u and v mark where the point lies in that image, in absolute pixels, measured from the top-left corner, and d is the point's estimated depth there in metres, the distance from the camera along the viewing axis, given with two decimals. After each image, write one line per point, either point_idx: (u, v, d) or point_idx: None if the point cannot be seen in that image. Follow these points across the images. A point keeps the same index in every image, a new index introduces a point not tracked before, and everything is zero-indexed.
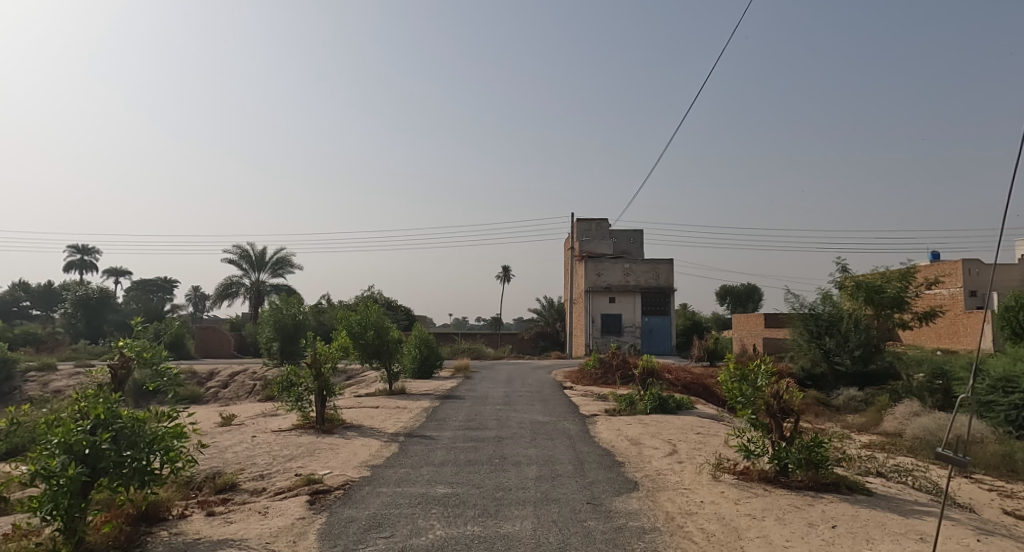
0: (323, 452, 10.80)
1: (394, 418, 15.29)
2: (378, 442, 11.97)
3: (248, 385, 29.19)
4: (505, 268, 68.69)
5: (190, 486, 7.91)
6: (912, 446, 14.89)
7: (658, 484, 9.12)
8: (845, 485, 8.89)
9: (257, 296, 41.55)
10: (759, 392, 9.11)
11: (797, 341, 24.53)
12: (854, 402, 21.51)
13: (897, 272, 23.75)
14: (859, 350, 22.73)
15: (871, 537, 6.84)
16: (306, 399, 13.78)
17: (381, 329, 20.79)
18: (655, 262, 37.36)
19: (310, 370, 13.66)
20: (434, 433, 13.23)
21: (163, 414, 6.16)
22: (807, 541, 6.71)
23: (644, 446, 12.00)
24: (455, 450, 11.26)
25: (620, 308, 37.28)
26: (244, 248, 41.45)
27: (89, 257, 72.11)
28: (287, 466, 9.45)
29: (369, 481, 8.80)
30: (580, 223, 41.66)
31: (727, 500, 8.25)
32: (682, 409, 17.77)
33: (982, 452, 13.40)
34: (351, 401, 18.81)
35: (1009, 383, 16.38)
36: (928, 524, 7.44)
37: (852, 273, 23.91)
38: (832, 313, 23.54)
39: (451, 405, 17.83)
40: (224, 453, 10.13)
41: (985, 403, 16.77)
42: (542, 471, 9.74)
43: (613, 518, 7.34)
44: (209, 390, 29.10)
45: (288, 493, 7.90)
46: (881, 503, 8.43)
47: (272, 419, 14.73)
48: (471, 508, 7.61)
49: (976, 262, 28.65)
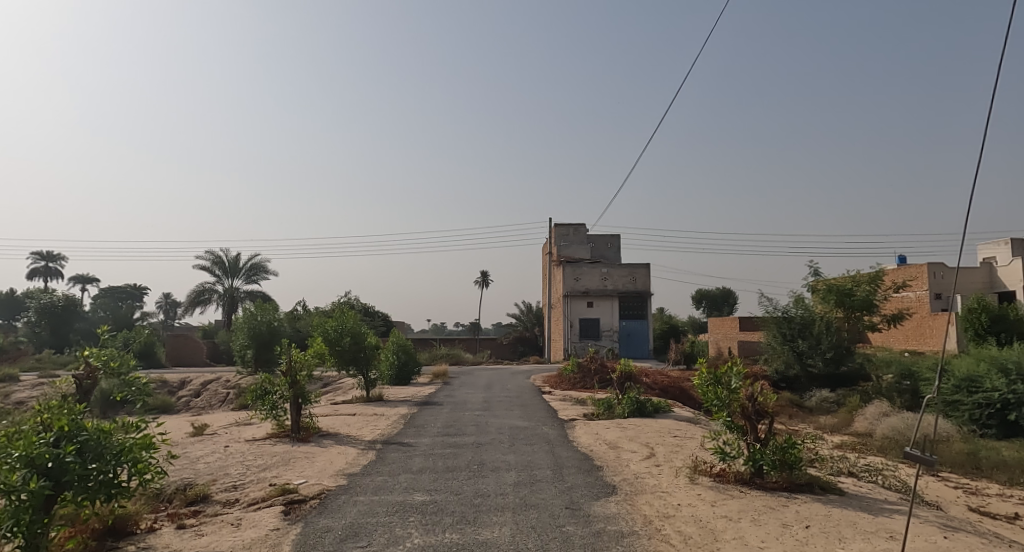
0: (298, 460, 10.67)
1: (371, 425, 15.20)
2: (355, 450, 11.89)
3: (221, 393, 28.79)
4: (482, 274, 68.55)
5: (160, 498, 7.75)
6: (882, 445, 15.15)
7: (635, 487, 9.19)
8: (818, 485, 9.07)
9: (230, 302, 40.98)
10: (734, 395, 9.26)
11: (771, 344, 24.87)
12: (826, 403, 21.86)
13: (867, 275, 24.17)
14: (832, 352, 23.09)
15: (843, 536, 6.97)
16: (281, 407, 13.59)
17: (357, 336, 20.67)
18: (633, 266, 37.64)
19: (285, 377, 13.49)
20: (412, 439, 13.19)
21: (131, 424, 6.02)
22: (782, 542, 6.80)
23: (622, 450, 12.11)
24: (433, 457, 11.22)
25: (598, 312, 37.45)
26: (216, 255, 40.77)
27: (52, 264, 70.38)
28: (261, 475, 9.36)
29: (345, 489, 8.72)
30: (558, 228, 41.71)
31: (704, 502, 8.34)
32: (659, 412, 17.97)
33: (949, 451, 13.74)
34: (327, 409, 18.62)
35: (973, 383, 16.82)
36: (897, 522, 7.60)
37: (823, 277, 24.41)
38: (804, 316, 23.93)
39: (430, 411, 17.76)
40: (195, 463, 9.95)
41: (950, 402, 17.15)
42: (521, 477, 9.74)
43: (591, 523, 7.38)
44: (180, 400, 28.60)
45: (263, 504, 7.81)
46: (853, 502, 8.60)
47: (245, 428, 14.51)
48: (450, 515, 7.59)
49: (941, 265, 29.34)
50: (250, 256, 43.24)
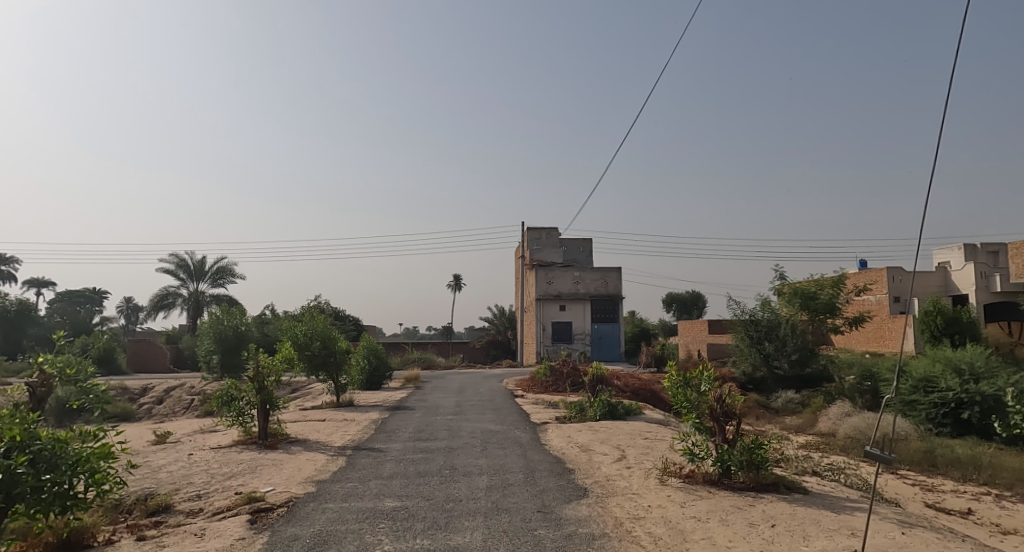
0: (265, 468, 10.51)
1: (341, 431, 15.03)
2: (325, 456, 11.75)
3: (186, 400, 28.23)
4: (454, 277, 68.32)
5: (119, 509, 7.56)
6: (845, 445, 15.51)
7: (606, 490, 9.26)
8: (783, 484, 9.27)
9: (195, 306, 40.17)
10: (703, 397, 9.40)
11: (739, 346, 25.26)
12: (791, 404, 22.29)
13: (831, 279, 24.82)
14: (797, 354, 23.54)
15: (807, 534, 7.12)
16: (248, 413, 13.38)
17: (327, 340, 20.43)
18: (605, 269, 37.93)
19: (252, 383, 13.24)
20: (383, 444, 13.09)
21: (88, 433, 5.87)
22: (748, 541, 6.92)
23: (593, 452, 12.19)
24: (405, 462, 11.16)
25: (570, 316, 37.62)
26: (180, 258, 39.96)
27: (6, 266, 68.07)
28: (227, 483, 9.20)
29: (314, 496, 8.62)
30: (531, 232, 41.84)
31: (673, 503, 8.44)
32: (630, 415, 18.15)
33: (907, 450, 14.13)
34: (296, 415, 18.36)
35: (929, 383, 17.29)
36: (858, 519, 7.79)
37: (788, 281, 24.99)
38: (771, 319, 24.36)
39: (401, 416, 17.66)
40: (157, 473, 9.73)
41: (908, 402, 17.62)
42: (493, 481, 9.74)
43: (562, 526, 7.41)
44: (142, 407, 27.89)
45: (228, 513, 7.68)
46: (817, 500, 8.80)
47: (211, 435, 14.24)
48: (420, 521, 7.56)
49: (899, 269, 29.83)
50: (217, 259, 42.45)
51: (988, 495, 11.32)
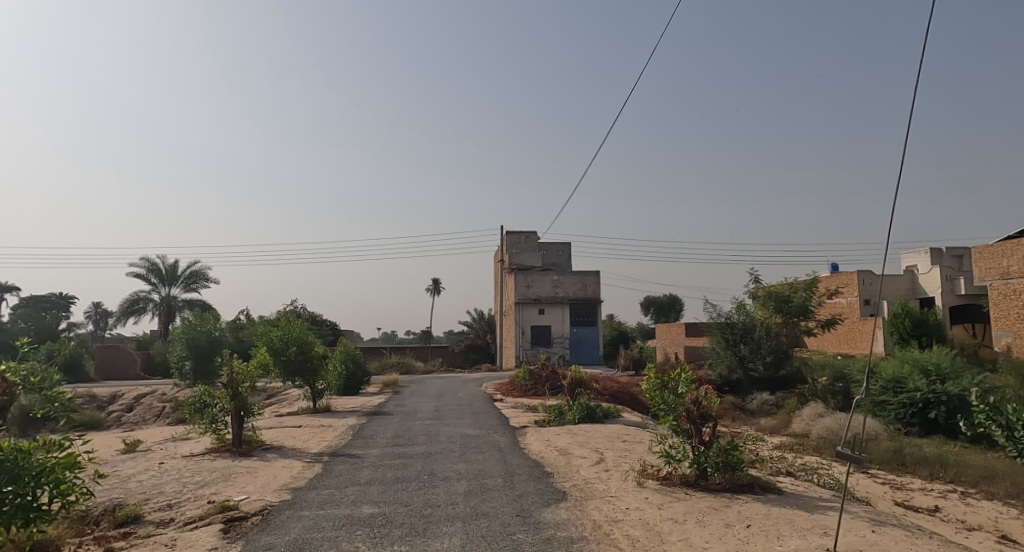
0: (240, 476, 10.35)
1: (317, 437, 14.87)
2: (301, 463, 11.62)
3: (157, 407, 27.72)
4: (433, 280, 68.04)
5: (86, 521, 7.39)
6: (818, 445, 15.77)
7: (585, 493, 9.29)
8: (758, 485, 9.38)
9: (167, 311, 39.50)
10: (681, 399, 9.48)
11: (715, 349, 25.52)
12: (766, 405, 22.58)
13: (803, 282, 25.24)
14: (771, 356, 23.83)
15: (781, 534, 7.21)
16: (221, 420, 13.16)
17: (304, 345, 20.20)
18: (583, 273, 38.07)
19: (225, 390, 13.03)
20: (360, 450, 12.98)
21: (52, 443, 5.74)
22: (724, 541, 6.99)
23: (572, 456, 12.22)
24: (382, 468, 11.07)
25: (549, 319, 37.71)
26: (152, 262, 39.29)
27: None
28: (199, 492, 9.05)
29: (289, 504, 8.51)
30: (510, 235, 41.87)
31: (651, 505, 8.49)
32: (609, 418, 18.23)
33: (877, 449, 14.41)
34: (271, 421, 18.13)
35: (898, 384, 17.62)
36: (831, 518, 7.91)
37: (762, 284, 25.29)
38: (746, 321, 24.66)
39: (380, 421, 17.54)
40: (126, 483, 9.52)
41: (878, 402, 17.96)
42: (472, 485, 9.72)
43: (541, 530, 7.41)
44: (111, 415, 27.32)
45: (200, 522, 7.55)
46: (791, 500, 8.92)
47: (183, 443, 14.00)
48: (398, 527, 7.52)
49: (869, 272, 30.55)
50: (189, 263, 41.83)
51: (955, 492, 11.57)
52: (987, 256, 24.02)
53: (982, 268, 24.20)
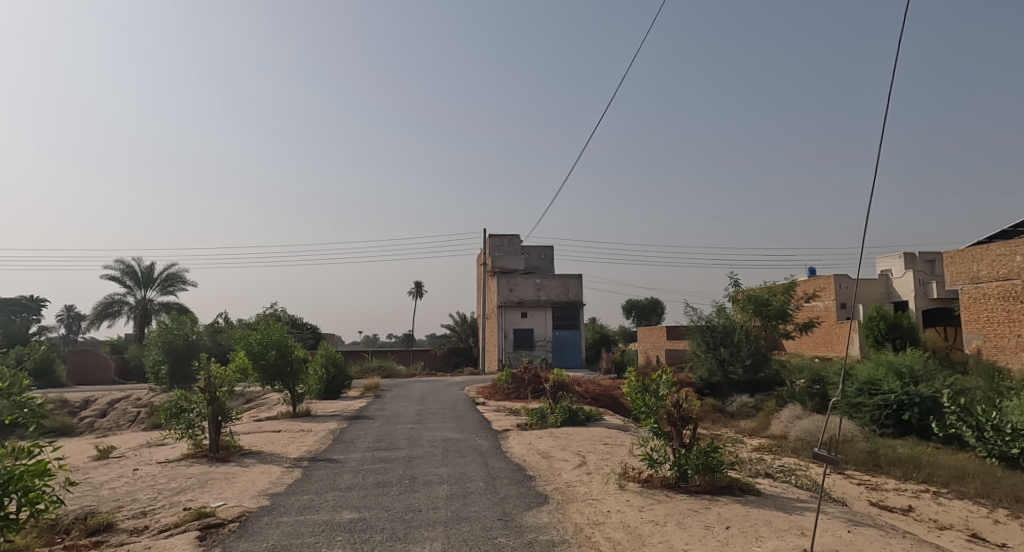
0: (217, 482, 10.21)
1: (297, 442, 14.73)
2: (280, 468, 11.49)
3: (131, 413, 27.25)
4: (415, 283, 67.78)
5: (56, 529, 7.24)
6: (796, 447, 15.95)
7: (567, 496, 9.30)
8: (738, 487, 9.45)
9: (143, 314, 38.91)
10: (661, 402, 9.53)
11: (696, 352, 25.70)
12: (745, 408, 22.79)
13: (782, 286, 25.56)
14: (750, 359, 24.07)
15: (759, 535, 7.27)
16: (198, 425, 12.98)
17: (283, 348, 19.99)
18: (566, 276, 38.16)
19: (203, 394, 12.87)
20: (341, 455, 12.86)
21: (22, 450, 5.61)
22: (704, 543, 7.03)
23: (554, 459, 12.22)
24: (363, 473, 10.99)
25: (532, 323, 37.74)
26: (127, 264, 38.69)
27: None
28: (174, 499, 8.92)
29: (268, 510, 8.41)
30: (493, 239, 41.85)
31: (632, 508, 8.53)
32: (591, 421, 18.28)
33: (854, 451, 14.61)
34: (249, 426, 17.91)
35: (874, 385, 17.89)
36: (808, 519, 7.99)
37: (742, 287, 25.54)
38: (726, 325, 24.89)
39: (360, 425, 17.42)
40: (99, 490, 9.35)
41: (854, 404, 18.22)
42: (453, 489, 9.68)
43: (523, 533, 7.40)
44: (84, 421, 26.81)
45: (175, 530, 7.44)
46: (769, 501, 9.01)
47: (158, 449, 13.77)
48: (379, 532, 7.46)
49: (845, 276, 30.99)
50: (166, 266, 41.25)
51: (927, 492, 11.77)
52: (958, 261, 24.51)
53: (953, 272, 24.68)
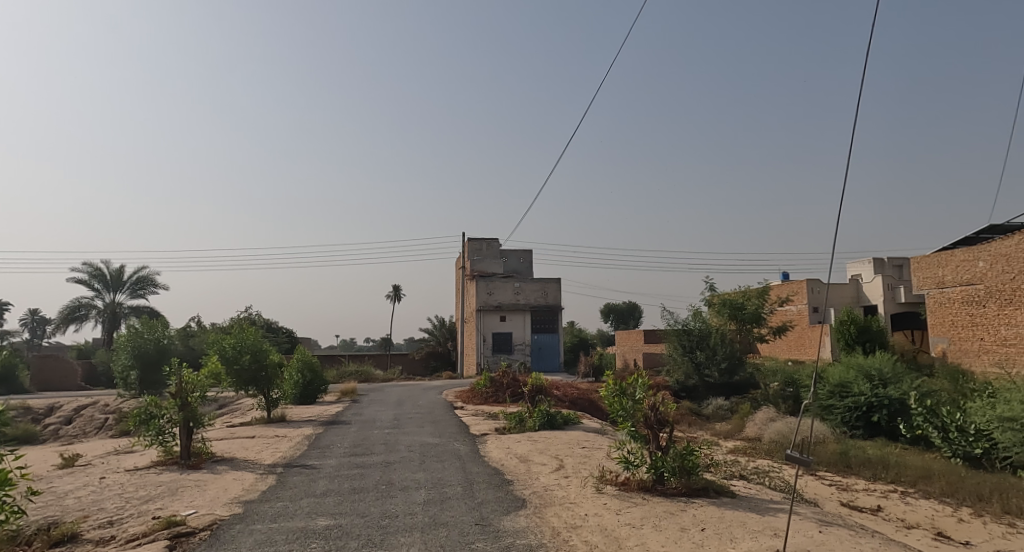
0: (188, 490, 10.01)
1: (271, 448, 14.52)
2: (253, 475, 11.31)
3: (98, 419, 26.65)
4: (393, 287, 67.40)
5: (18, 541, 7.03)
6: (769, 448, 16.15)
7: (545, 500, 9.28)
8: (713, 489, 9.53)
9: (112, 318, 38.15)
10: (638, 405, 9.58)
11: (672, 355, 25.88)
12: (721, 410, 23.02)
13: (756, 290, 25.94)
14: (726, 362, 24.33)
15: (734, 536, 7.33)
16: (169, 432, 12.71)
17: (258, 353, 19.70)
18: (544, 280, 38.22)
19: (174, 400, 12.60)
20: (316, 461, 12.70)
21: None
22: (680, 545, 7.07)
23: (532, 463, 12.21)
24: (339, 479, 10.86)
25: (510, 326, 37.72)
26: (96, 267, 37.90)
27: None
28: (143, 508, 8.72)
29: (241, 518, 8.27)
30: (472, 242, 41.79)
31: (609, 511, 8.54)
32: (569, 424, 18.31)
33: (825, 452, 14.85)
34: (221, 432, 17.61)
35: (844, 388, 18.19)
36: (781, 520, 8.09)
37: (717, 291, 25.83)
38: (702, 328, 25.12)
39: (336, 430, 17.24)
40: (63, 500, 9.11)
41: (825, 406, 18.52)
42: (430, 495, 9.61)
43: (500, 538, 7.37)
44: (49, 428, 26.14)
45: (144, 539, 7.27)
46: (743, 503, 9.10)
47: (126, 456, 13.47)
48: (355, 538, 7.38)
49: (817, 281, 31.51)
50: (137, 269, 40.48)
51: (895, 492, 11.98)
52: (925, 266, 25.06)
53: (920, 276, 25.23)
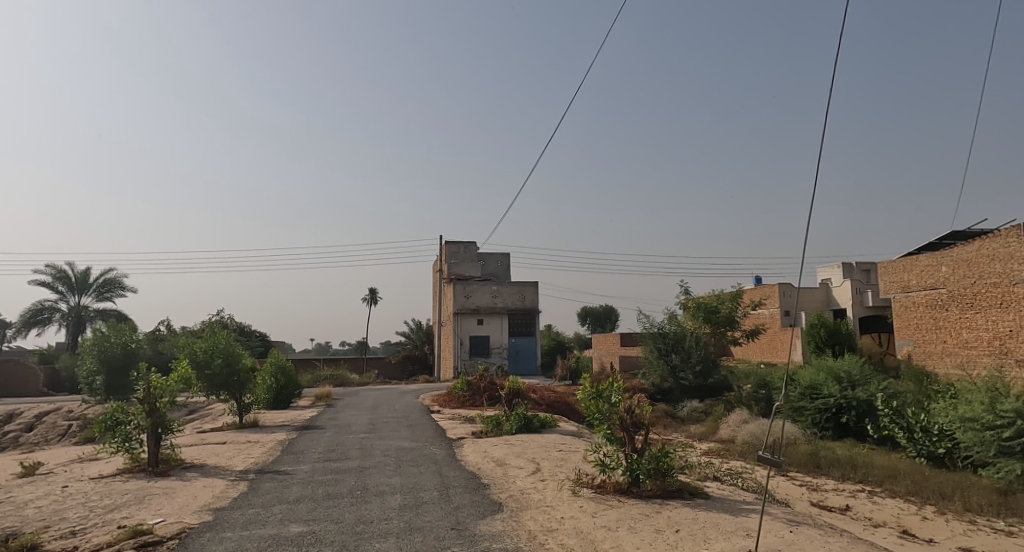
0: (155, 497, 9.80)
1: (243, 454, 14.28)
2: (224, 482, 11.11)
3: (61, 426, 25.96)
4: (369, 291, 66.94)
5: None
6: (742, 450, 16.34)
7: (521, 503, 9.27)
8: (687, 491, 9.60)
9: (77, 322, 37.29)
10: (614, 408, 9.61)
11: (648, 358, 26.04)
12: (695, 413, 23.25)
13: (729, 293, 26.26)
14: (700, 365, 24.57)
15: (707, 537, 7.39)
16: (136, 438, 12.42)
17: (229, 357, 19.36)
18: (521, 283, 38.24)
19: (141, 405, 12.33)
20: (289, 467, 12.53)
21: None
22: (654, 546, 7.11)
23: (508, 466, 12.18)
24: (313, 485, 10.72)
25: (487, 330, 37.64)
26: (60, 270, 37.02)
27: None
28: (108, 517, 8.51)
29: (210, 526, 8.11)
30: (449, 245, 41.67)
31: (585, 514, 8.55)
32: (546, 427, 18.32)
33: (796, 453, 15.08)
34: (191, 438, 17.27)
35: (815, 389, 18.47)
36: (753, 520, 8.17)
37: (692, 295, 26.08)
38: (677, 331, 25.31)
39: (311, 435, 17.01)
40: (24, 510, 8.84)
41: (796, 408, 18.80)
42: (406, 499, 9.53)
43: (476, 543, 7.33)
44: (9, 436, 25.39)
45: (108, 549, 7.09)
46: (717, 504, 9.18)
47: (91, 464, 13.14)
48: (328, 545, 7.28)
49: (789, 285, 31.99)
50: (104, 272, 39.64)
51: (863, 492, 12.17)
52: (891, 270, 25.60)
53: (887, 280, 25.75)
